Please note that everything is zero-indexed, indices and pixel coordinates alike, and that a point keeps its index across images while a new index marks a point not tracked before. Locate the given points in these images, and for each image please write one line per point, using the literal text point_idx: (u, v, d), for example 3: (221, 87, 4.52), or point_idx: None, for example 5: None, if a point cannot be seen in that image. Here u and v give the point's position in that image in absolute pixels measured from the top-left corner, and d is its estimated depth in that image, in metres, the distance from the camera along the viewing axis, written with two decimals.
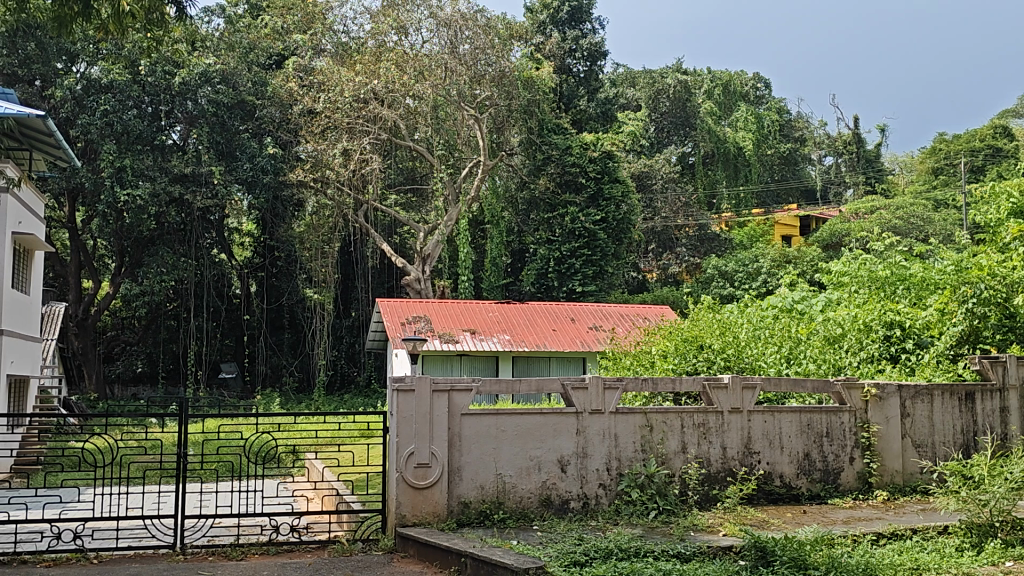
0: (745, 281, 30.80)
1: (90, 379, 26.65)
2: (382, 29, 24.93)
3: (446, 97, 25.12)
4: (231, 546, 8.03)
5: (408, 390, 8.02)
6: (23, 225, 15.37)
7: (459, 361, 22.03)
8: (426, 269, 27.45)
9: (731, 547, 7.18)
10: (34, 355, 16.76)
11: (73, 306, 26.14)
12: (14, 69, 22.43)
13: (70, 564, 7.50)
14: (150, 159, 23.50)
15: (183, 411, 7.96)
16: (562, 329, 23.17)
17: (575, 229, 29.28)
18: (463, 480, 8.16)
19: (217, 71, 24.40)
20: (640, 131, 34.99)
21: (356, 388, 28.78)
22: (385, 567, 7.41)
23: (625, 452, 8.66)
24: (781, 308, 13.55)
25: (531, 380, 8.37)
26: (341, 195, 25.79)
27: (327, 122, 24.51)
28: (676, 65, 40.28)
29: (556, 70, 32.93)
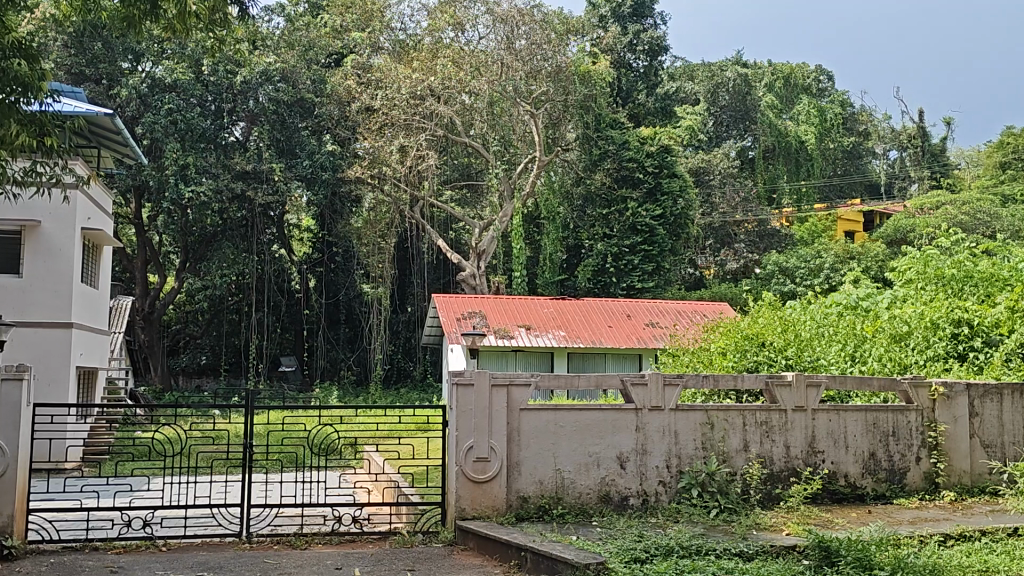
0: (808, 277, 30.27)
1: (156, 371, 27.31)
2: (439, 26, 25.17)
3: (502, 93, 25.19)
4: (295, 535, 8.17)
5: (467, 384, 8.08)
6: (92, 221, 15.81)
7: (514, 357, 22.10)
8: (482, 264, 27.57)
9: (795, 547, 7.07)
10: (103, 348, 17.21)
11: (140, 299, 26.78)
12: (82, 69, 23.15)
13: (140, 551, 7.67)
14: (213, 157, 23.91)
15: (250, 402, 8.10)
16: (618, 326, 23.01)
17: (634, 224, 29.17)
18: (522, 474, 8.18)
19: (277, 70, 24.75)
20: (699, 125, 34.67)
21: (412, 382, 29.00)
22: (446, 560, 7.45)
23: (686, 449, 8.58)
24: (845, 305, 13.28)
25: (590, 375, 8.35)
26: (397, 191, 26.01)
27: (384, 119, 24.73)
28: (736, 57, 39.80)
29: (614, 64, 32.83)
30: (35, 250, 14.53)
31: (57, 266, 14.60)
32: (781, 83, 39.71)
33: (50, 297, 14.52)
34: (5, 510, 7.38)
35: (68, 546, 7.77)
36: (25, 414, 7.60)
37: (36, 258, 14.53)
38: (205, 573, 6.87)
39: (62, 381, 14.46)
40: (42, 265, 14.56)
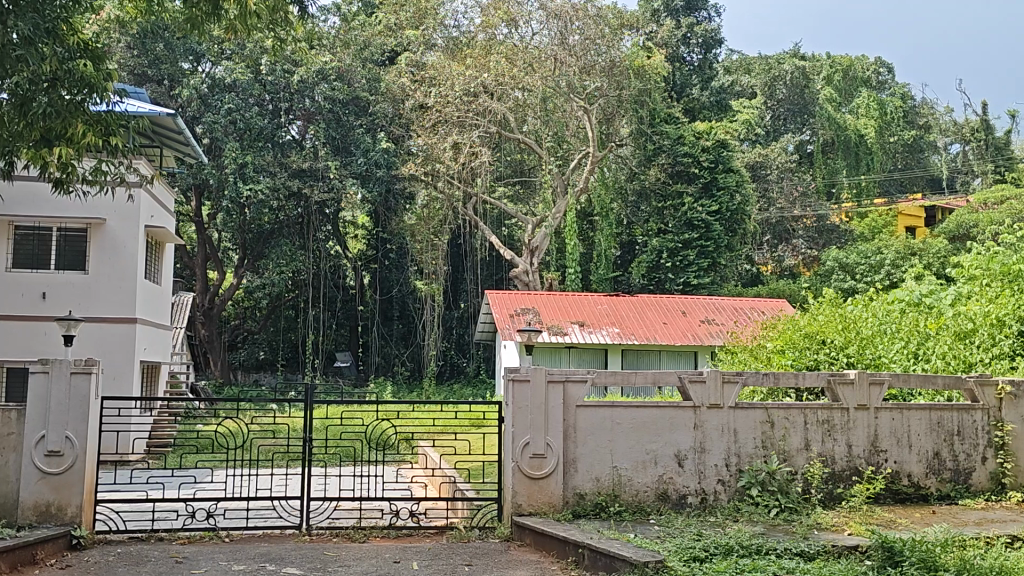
0: (868, 274, 29.67)
1: (216, 365, 27.82)
2: (493, 22, 24.91)
3: (555, 89, 25.19)
4: (353, 528, 8.27)
5: (523, 380, 8.09)
6: (155, 219, 16.14)
7: (568, 353, 22.15)
8: (535, 261, 27.65)
9: (857, 547, 6.94)
10: (165, 343, 17.57)
11: (200, 296, 27.33)
12: (144, 70, 23.69)
13: (204, 541, 7.84)
14: (270, 155, 24.26)
15: (309, 397, 8.23)
16: (672, 322, 22.88)
17: (690, 220, 28.97)
18: (578, 471, 8.16)
19: (333, 69, 25.09)
20: (756, 120, 34.09)
21: (466, 378, 29.19)
22: (503, 555, 7.48)
23: (746, 448, 8.48)
24: (908, 302, 12.97)
25: (648, 372, 8.28)
26: (451, 188, 26.14)
27: (438, 117, 24.73)
28: (794, 50, 39.11)
29: (669, 58, 32.63)
30: (100, 247, 14.88)
31: (122, 263, 14.95)
32: (840, 76, 38.88)
33: (115, 293, 14.90)
34: (74, 501, 7.59)
35: (133, 536, 7.96)
36: (94, 407, 7.78)
37: (101, 254, 14.88)
38: (266, 564, 6.99)
39: (127, 375, 14.92)
40: (107, 261, 14.91)
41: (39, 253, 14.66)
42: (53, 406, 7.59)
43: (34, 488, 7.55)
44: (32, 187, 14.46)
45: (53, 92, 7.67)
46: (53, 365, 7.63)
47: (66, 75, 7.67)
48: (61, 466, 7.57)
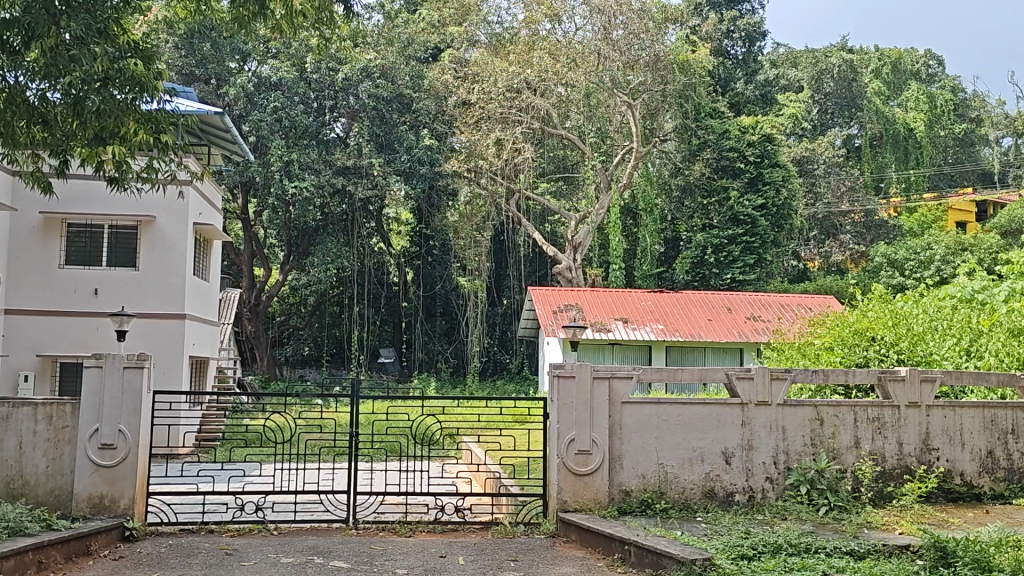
0: (917, 270, 29.19)
1: (262, 361, 28.07)
2: (536, 18, 24.88)
3: (599, 85, 25.07)
4: (399, 523, 8.32)
5: (568, 377, 8.11)
6: (203, 216, 16.41)
7: (612, 350, 22.09)
8: (578, 257, 27.66)
9: (908, 546, 6.82)
10: (212, 338, 17.83)
11: (247, 292, 27.67)
12: (192, 69, 24.06)
13: (253, 534, 7.95)
14: (315, 153, 24.51)
15: (356, 392, 8.30)
16: (718, 319, 22.68)
17: (736, 215, 28.74)
18: (624, 468, 8.13)
19: (377, 66, 25.28)
20: (803, 114, 33.55)
21: (509, 374, 29.29)
22: (550, 551, 7.47)
23: (794, 446, 8.37)
24: (960, 298, 12.67)
25: (694, 369, 8.21)
26: (494, 184, 26.22)
27: (480, 113, 24.75)
28: (841, 43, 38.44)
29: (713, 52, 32.37)
30: (150, 245, 15.15)
31: (171, 260, 15.20)
32: (889, 69, 38.14)
33: (164, 289, 15.15)
34: (126, 493, 7.73)
35: (185, 528, 8.09)
36: (145, 401, 7.92)
37: (151, 251, 15.14)
38: (315, 557, 7.06)
39: (177, 370, 15.17)
40: (157, 258, 15.16)
41: (91, 250, 14.98)
42: (106, 400, 7.73)
43: (88, 480, 7.69)
44: (85, 186, 14.77)
45: (105, 92, 7.76)
46: (107, 360, 7.78)
47: (118, 74, 7.79)
48: (114, 458, 7.71)
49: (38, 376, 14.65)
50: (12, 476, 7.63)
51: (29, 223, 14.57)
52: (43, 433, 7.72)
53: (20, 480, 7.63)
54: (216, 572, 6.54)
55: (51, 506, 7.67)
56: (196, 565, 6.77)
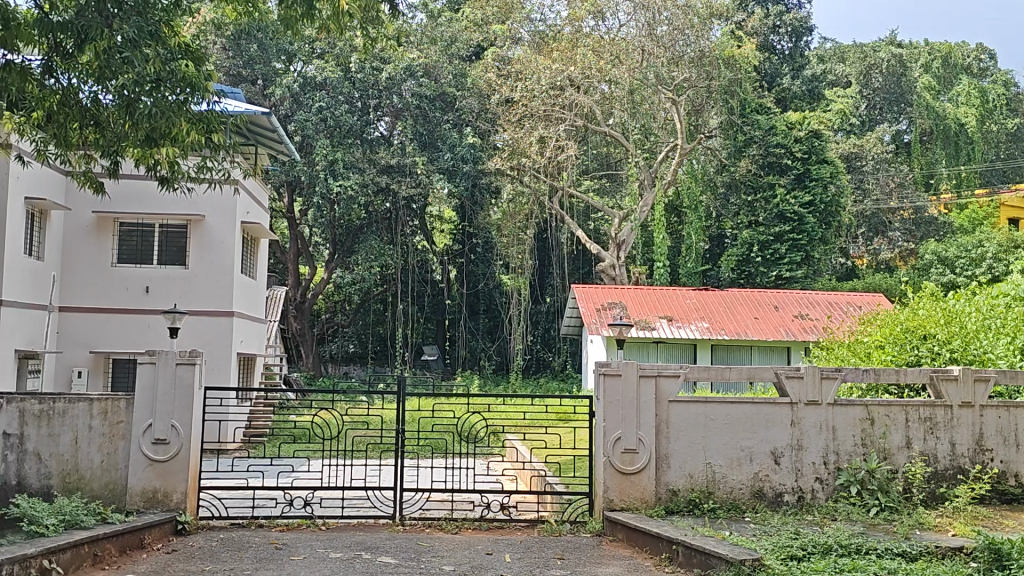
0: (968, 267, 28.64)
1: (308, 358, 28.36)
2: (580, 14, 24.66)
3: (643, 81, 24.86)
4: (445, 519, 8.36)
5: (614, 375, 8.09)
6: (251, 215, 16.63)
7: (656, 348, 22.01)
8: (621, 255, 27.61)
9: (962, 549, 6.68)
10: (259, 336, 18.06)
11: (293, 289, 27.95)
12: (239, 70, 24.39)
13: (302, 529, 8.04)
14: (359, 151, 24.68)
15: (403, 389, 8.37)
16: (764, 317, 22.42)
17: (783, 212, 28.45)
18: (671, 467, 8.08)
19: (420, 65, 25.43)
20: (852, 109, 32.92)
21: (552, 373, 29.32)
22: (596, 550, 7.44)
23: (845, 445, 8.24)
24: (1014, 296, 12.39)
25: (742, 368, 8.12)
26: (537, 182, 26.19)
27: (524, 111, 24.68)
28: (890, 37, 37.70)
29: (759, 47, 32.04)
30: (199, 243, 15.36)
31: (220, 258, 15.41)
32: (939, 63, 37.31)
33: (212, 288, 15.35)
34: (179, 487, 7.86)
35: (236, 523, 8.21)
36: (197, 396, 8.05)
37: (200, 250, 15.36)
38: (363, 552, 7.11)
39: (225, 366, 15.38)
40: (206, 257, 15.36)
41: (142, 248, 15.25)
42: (159, 396, 7.87)
43: (141, 474, 7.82)
44: (137, 185, 15.05)
45: (157, 94, 7.88)
46: (160, 357, 7.92)
47: (169, 75, 7.91)
48: (167, 454, 7.84)
49: (91, 371, 14.95)
50: (67, 470, 7.68)
51: (83, 222, 14.91)
52: (97, 428, 7.80)
53: (76, 474, 7.70)
54: (266, 566, 6.61)
55: (106, 499, 7.77)
56: (246, 559, 6.85)
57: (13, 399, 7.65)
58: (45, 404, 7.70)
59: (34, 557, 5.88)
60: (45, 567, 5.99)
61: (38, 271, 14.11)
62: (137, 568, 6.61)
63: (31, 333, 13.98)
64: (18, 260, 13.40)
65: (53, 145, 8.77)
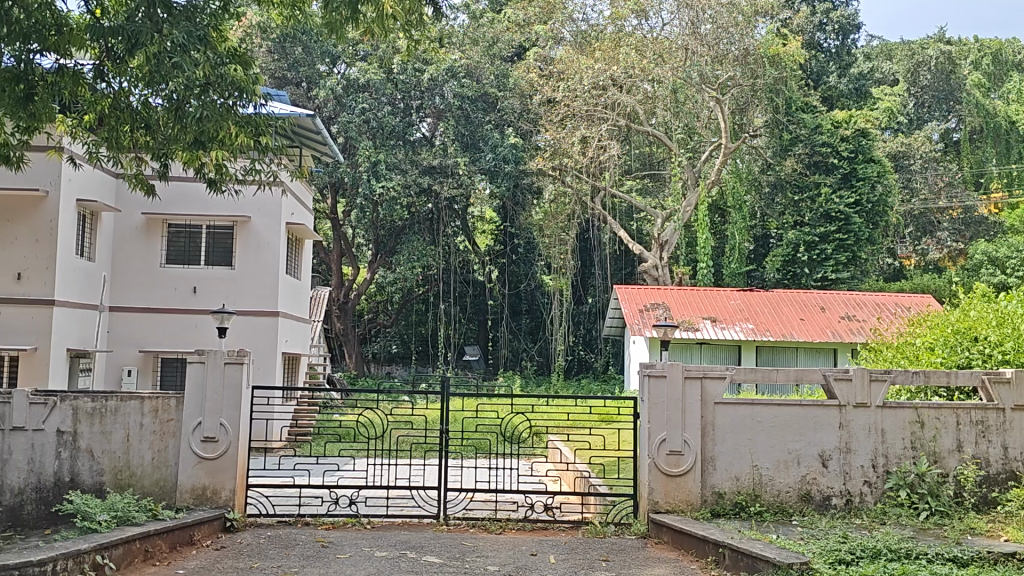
0: (1020, 268, 28.03)
1: (351, 358, 28.58)
2: (623, 14, 24.34)
3: (687, 80, 24.63)
4: (489, 520, 8.36)
5: (659, 376, 8.04)
6: (295, 217, 16.80)
7: (700, 349, 21.85)
8: (664, 256, 27.49)
9: (1016, 554, 6.51)
10: (304, 336, 18.23)
11: (336, 290, 28.19)
12: (284, 73, 24.69)
13: (347, 528, 8.10)
14: (402, 153, 24.79)
15: (445, 390, 8.37)
16: (810, 318, 22.13)
17: (828, 212, 28.12)
18: (717, 469, 8.01)
19: (462, 66, 25.53)
20: (899, 107, 32.40)
21: (594, 373, 29.27)
22: (641, 552, 7.41)
23: (894, 449, 8.09)
24: None
25: (790, 369, 8.02)
26: (579, 183, 26.08)
27: (566, 111, 24.56)
28: (939, 34, 36.96)
29: (804, 45, 31.69)
30: (245, 244, 15.55)
31: (265, 258, 15.58)
32: (989, 61, 36.18)
33: (258, 288, 15.53)
34: (228, 485, 7.96)
35: (282, 520, 8.30)
36: (245, 395, 8.16)
37: (246, 251, 15.54)
38: (408, 551, 7.14)
39: (270, 365, 15.54)
40: (252, 258, 15.54)
41: (190, 249, 15.48)
42: (208, 394, 7.99)
43: (191, 472, 7.94)
44: (185, 188, 15.29)
45: (206, 97, 8.00)
46: (209, 356, 8.06)
47: (218, 78, 8.10)
48: (216, 451, 7.96)
49: (140, 370, 15.22)
50: (119, 467, 7.81)
51: (133, 224, 15.19)
52: (148, 426, 7.92)
53: (127, 471, 7.81)
54: (311, 565, 6.66)
55: (156, 496, 7.89)
56: (293, 557, 6.91)
57: (67, 397, 7.74)
58: (97, 403, 7.82)
59: (87, 552, 5.99)
60: (98, 562, 6.10)
61: (90, 271, 14.41)
62: (186, 564, 6.70)
63: (83, 333, 14.26)
64: (71, 261, 13.68)
65: (104, 148, 8.93)
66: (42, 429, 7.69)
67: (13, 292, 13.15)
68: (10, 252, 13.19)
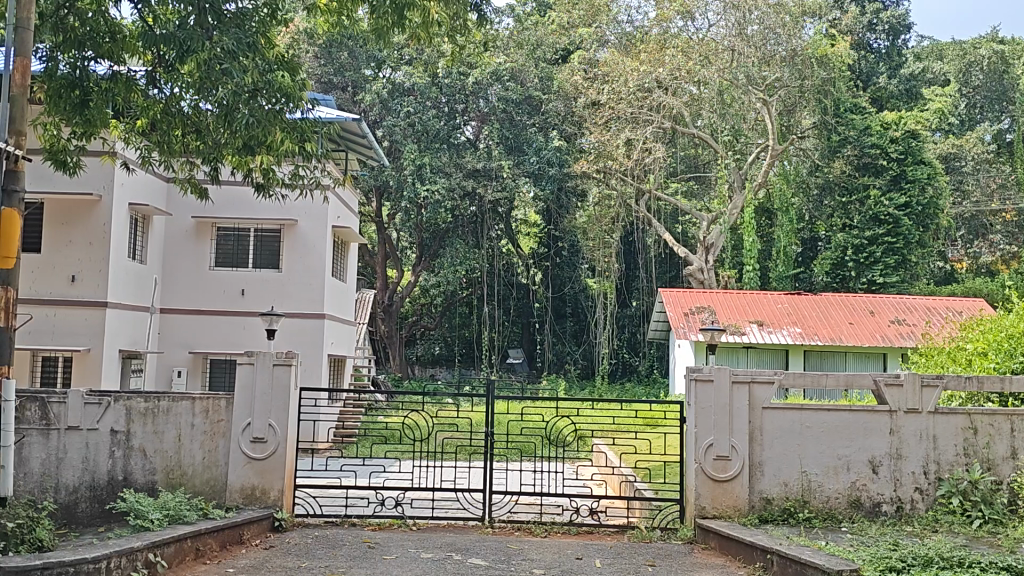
0: None
1: (395, 360, 28.78)
2: (668, 16, 24.23)
3: (733, 82, 24.38)
4: (535, 523, 8.36)
5: (706, 380, 7.96)
6: (341, 220, 16.96)
7: (747, 354, 21.61)
8: (710, 259, 27.28)
9: None
10: (349, 338, 18.42)
11: (381, 292, 28.39)
12: (331, 78, 25.00)
13: (394, 529, 8.16)
14: (446, 156, 24.89)
15: (490, 392, 8.37)
16: (859, 323, 21.77)
17: (878, 215, 27.72)
18: (765, 475, 7.91)
19: (507, 69, 25.61)
20: (950, 109, 31.72)
21: (638, 377, 29.13)
22: (688, 558, 7.34)
23: (946, 455, 7.92)
24: None
25: (839, 374, 7.90)
26: (623, 185, 25.92)
27: (610, 114, 24.43)
28: (991, 33, 36.17)
29: (853, 45, 31.24)
30: (293, 247, 15.73)
31: (312, 262, 15.74)
32: None
33: (305, 290, 15.69)
34: (276, 485, 8.05)
35: (330, 521, 8.38)
36: (293, 396, 8.26)
37: (293, 254, 15.72)
38: (453, 553, 7.16)
39: (317, 367, 15.70)
40: (299, 261, 15.70)
41: (238, 252, 15.68)
42: (257, 395, 8.09)
43: (240, 472, 8.05)
44: (235, 192, 15.53)
45: (254, 103, 8.03)
46: (258, 357, 8.15)
47: (266, 85, 8.10)
48: (264, 452, 8.05)
49: (190, 371, 15.47)
50: (171, 466, 7.94)
51: (184, 228, 15.46)
52: (199, 426, 8.04)
53: (178, 470, 7.95)
54: (359, 565, 6.70)
55: (207, 495, 8.01)
56: (340, 557, 6.97)
57: (120, 398, 7.90)
58: (149, 403, 7.95)
59: (140, 549, 6.10)
60: (150, 560, 6.20)
61: (141, 274, 14.67)
62: (236, 563, 6.78)
63: (135, 334, 14.55)
64: (123, 264, 13.96)
65: (157, 152, 9.12)
66: (97, 428, 7.85)
67: (68, 294, 13.46)
68: (65, 254, 13.49)
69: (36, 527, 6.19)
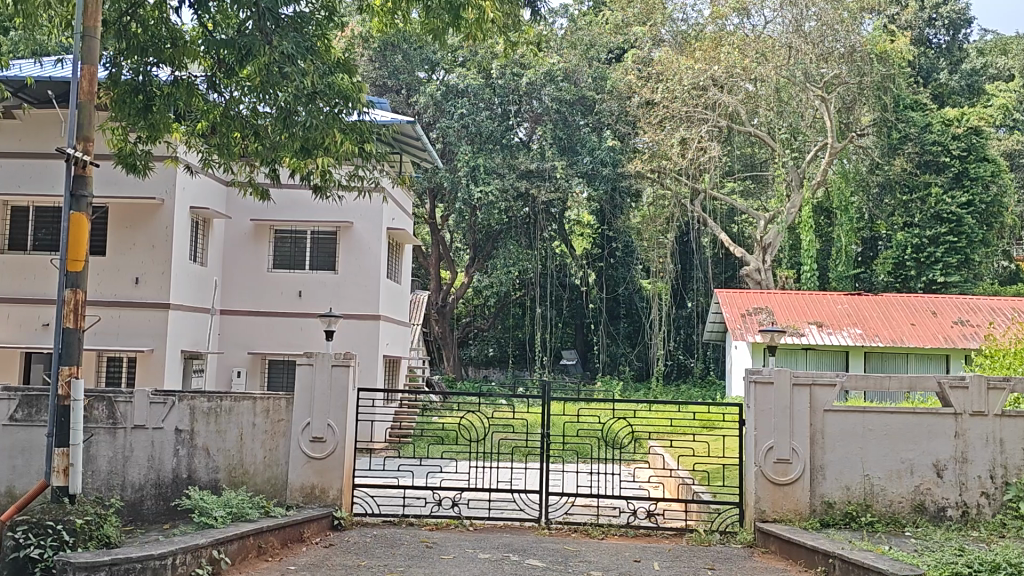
0: None
1: (449, 361, 28.97)
2: (723, 13, 23.92)
3: (790, 79, 23.98)
4: (591, 525, 8.33)
5: (766, 383, 7.84)
6: (395, 222, 17.07)
7: (806, 356, 21.23)
8: (767, 259, 26.93)
9: None
10: (404, 339, 18.60)
11: (434, 294, 28.51)
12: (385, 80, 25.33)
13: (450, 529, 8.19)
14: (500, 157, 24.95)
15: (545, 393, 8.38)
16: (922, 323, 21.29)
17: (940, 213, 27.13)
18: (826, 478, 7.77)
19: (560, 70, 25.57)
20: (1016, 103, 30.83)
21: (693, 379, 28.89)
22: (748, 562, 7.23)
23: (1013, 459, 7.69)
24: None
25: (902, 376, 7.72)
26: (678, 185, 25.68)
27: (665, 113, 24.20)
28: None
29: (913, 41, 30.62)
30: (348, 249, 15.92)
31: (367, 264, 15.92)
32: None
33: (361, 291, 15.87)
34: (335, 484, 8.19)
35: (388, 520, 8.45)
36: (351, 397, 8.36)
37: (349, 256, 15.90)
38: (510, 554, 7.16)
39: (372, 367, 15.87)
40: (354, 263, 15.89)
41: (296, 254, 15.88)
42: (316, 396, 8.23)
43: (300, 470, 8.21)
44: (293, 195, 15.73)
45: (313, 105, 8.05)
46: (317, 358, 8.26)
47: (326, 88, 8.17)
48: (323, 451, 8.19)
49: (249, 372, 15.73)
50: (233, 465, 8.05)
51: (243, 230, 15.74)
52: (260, 426, 8.17)
53: (240, 469, 8.06)
54: (417, 564, 6.74)
55: (268, 494, 8.17)
56: (399, 556, 7.01)
57: (183, 397, 7.96)
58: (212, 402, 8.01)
59: (205, 546, 6.22)
60: (214, 557, 6.31)
61: (202, 276, 14.97)
62: (297, 560, 6.87)
63: (196, 335, 14.87)
64: (185, 266, 14.25)
65: (217, 155, 9.30)
66: (161, 427, 7.93)
67: (132, 295, 13.78)
68: (129, 256, 13.83)
69: (104, 524, 6.35)
